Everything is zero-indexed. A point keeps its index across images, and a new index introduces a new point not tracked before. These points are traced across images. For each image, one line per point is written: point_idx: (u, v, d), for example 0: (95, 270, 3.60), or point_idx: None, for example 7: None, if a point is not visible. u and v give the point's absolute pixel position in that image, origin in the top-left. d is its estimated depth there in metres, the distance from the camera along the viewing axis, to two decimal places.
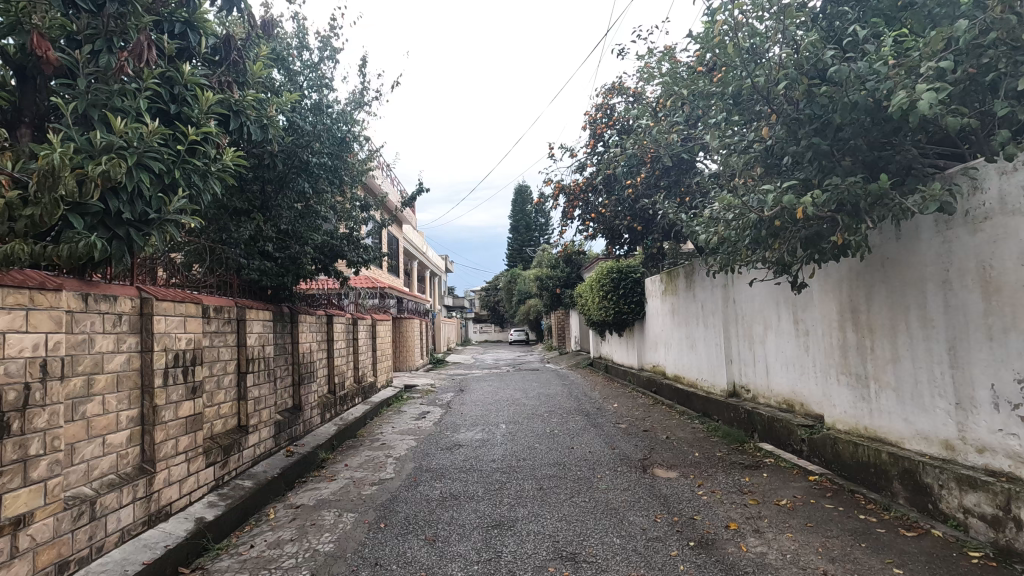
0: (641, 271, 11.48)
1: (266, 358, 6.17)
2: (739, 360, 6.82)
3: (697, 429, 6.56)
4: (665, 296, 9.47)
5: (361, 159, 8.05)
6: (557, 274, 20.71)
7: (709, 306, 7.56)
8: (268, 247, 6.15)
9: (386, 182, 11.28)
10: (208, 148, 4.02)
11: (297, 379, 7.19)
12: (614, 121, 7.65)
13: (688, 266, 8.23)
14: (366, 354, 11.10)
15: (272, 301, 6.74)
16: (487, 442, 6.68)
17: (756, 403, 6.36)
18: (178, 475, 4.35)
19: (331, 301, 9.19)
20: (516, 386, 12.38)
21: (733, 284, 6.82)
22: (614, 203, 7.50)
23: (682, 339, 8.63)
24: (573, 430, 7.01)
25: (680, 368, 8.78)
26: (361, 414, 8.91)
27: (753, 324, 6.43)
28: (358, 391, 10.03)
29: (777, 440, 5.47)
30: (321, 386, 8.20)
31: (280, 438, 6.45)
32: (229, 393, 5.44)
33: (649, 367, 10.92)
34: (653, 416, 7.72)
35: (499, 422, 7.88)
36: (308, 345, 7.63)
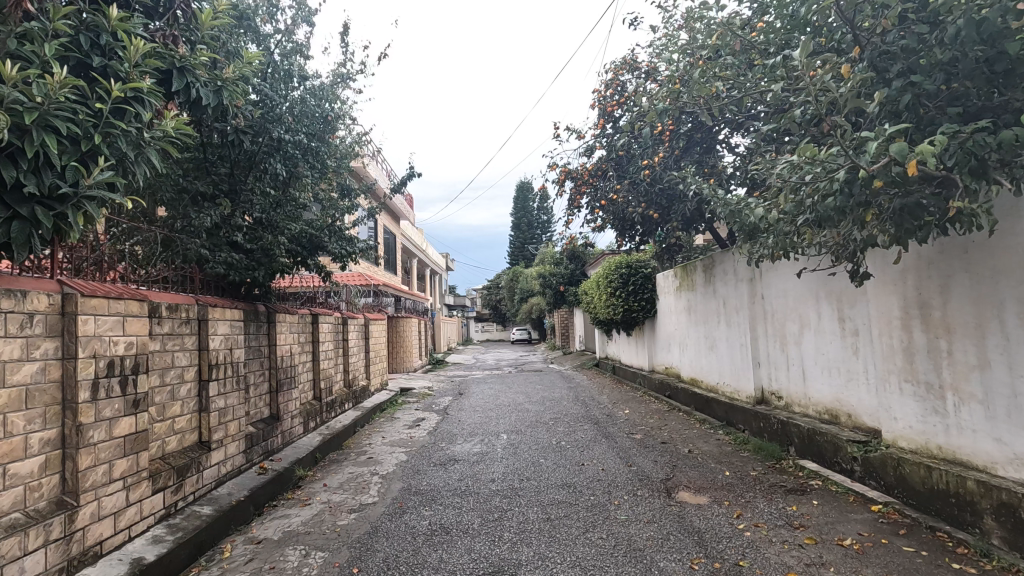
0: (652, 266, 10.72)
1: (235, 363, 5.44)
2: (768, 363, 6.06)
3: (723, 442, 5.80)
4: (680, 291, 8.71)
5: (347, 143, 7.33)
6: (560, 271, 19.96)
7: (732, 303, 6.80)
8: (236, 237, 5.43)
9: (377, 171, 10.56)
10: (140, 108, 3.28)
11: (275, 386, 6.47)
12: (625, 99, 6.91)
13: (707, 258, 7.47)
14: (358, 356, 10.37)
15: (245, 299, 6.01)
16: (485, 456, 5.94)
17: (790, 412, 5.61)
18: (114, 506, 3.63)
19: (316, 299, 8.47)
20: (518, 390, 11.63)
21: (762, 278, 6.05)
22: (627, 188, 6.75)
23: (700, 339, 7.87)
24: (581, 443, 6.26)
25: (697, 370, 8.02)
26: (349, 422, 8.17)
27: (787, 322, 5.67)
28: (348, 396, 9.30)
29: (821, 457, 4.72)
30: (304, 392, 7.47)
31: (253, 453, 5.72)
32: (187, 405, 4.71)
33: (661, 369, 10.17)
34: (669, 425, 6.97)
35: (500, 432, 7.14)
36: (288, 347, 6.90)
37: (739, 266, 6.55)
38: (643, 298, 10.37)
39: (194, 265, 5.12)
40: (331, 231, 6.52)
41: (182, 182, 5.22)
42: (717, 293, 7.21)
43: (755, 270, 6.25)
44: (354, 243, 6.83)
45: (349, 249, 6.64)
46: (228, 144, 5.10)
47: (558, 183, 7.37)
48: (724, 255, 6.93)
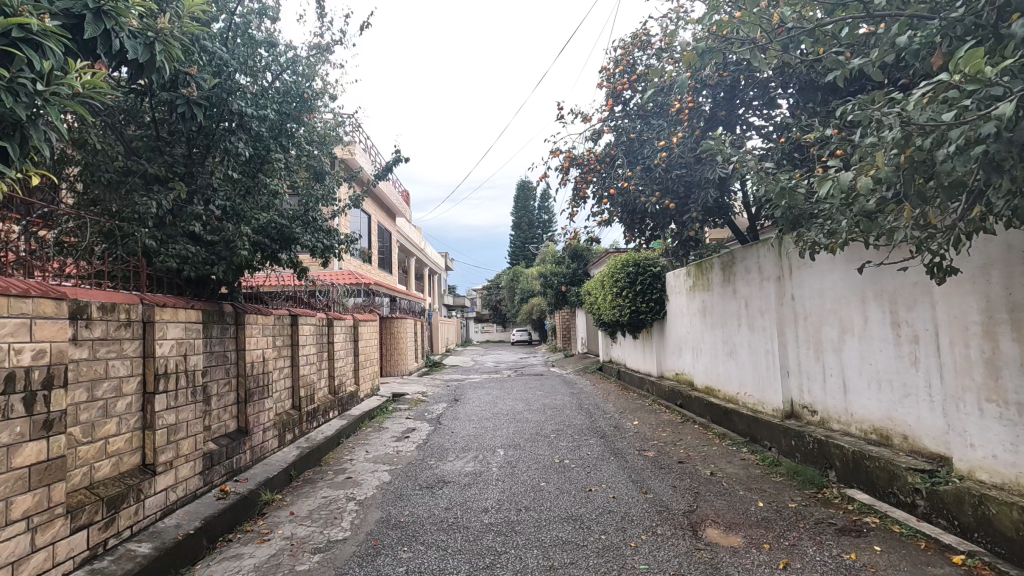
0: (662, 264, 10.01)
1: (190, 371, 4.73)
2: (800, 372, 5.36)
3: (749, 464, 5.08)
4: (694, 292, 7.98)
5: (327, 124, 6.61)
6: (562, 270, 19.25)
7: (755, 304, 6.10)
8: (193, 226, 4.72)
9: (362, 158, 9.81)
10: (33, 55, 2.56)
11: (243, 396, 5.75)
12: (636, 77, 6.20)
13: (726, 255, 6.75)
14: (345, 360, 9.65)
15: (205, 299, 5.30)
16: (479, 478, 5.22)
17: (826, 429, 4.91)
18: (11, 555, 2.91)
19: (296, 298, 7.77)
20: (517, 396, 10.90)
21: (795, 277, 5.35)
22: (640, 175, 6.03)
23: (716, 344, 7.15)
24: (588, 461, 5.55)
25: (713, 378, 7.31)
26: (332, 433, 7.45)
27: (824, 327, 4.96)
28: (332, 404, 8.58)
29: (873, 486, 4.01)
30: (280, 401, 6.75)
31: (214, 473, 5.01)
32: (125, 422, 4.00)
33: (671, 375, 9.45)
34: (685, 440, 6.26)
35: (496, 447, 6.42)
36: (260, 352, 6.19)
37: (765, 263, 5.84)
38: (651, 298, 9.67)
39: (140, 258, 4.42)
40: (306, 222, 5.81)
41: (129, 163, 4.52)
42: (738, 293, 6.49)
43: (785, 267, 5.54)
44: (333, 236, 6.12)
45: (327, 242, 5.94)
46: (180, 118, 4.39)
47: (562, 170, 6.66)
48: (746, 251, 6.22)
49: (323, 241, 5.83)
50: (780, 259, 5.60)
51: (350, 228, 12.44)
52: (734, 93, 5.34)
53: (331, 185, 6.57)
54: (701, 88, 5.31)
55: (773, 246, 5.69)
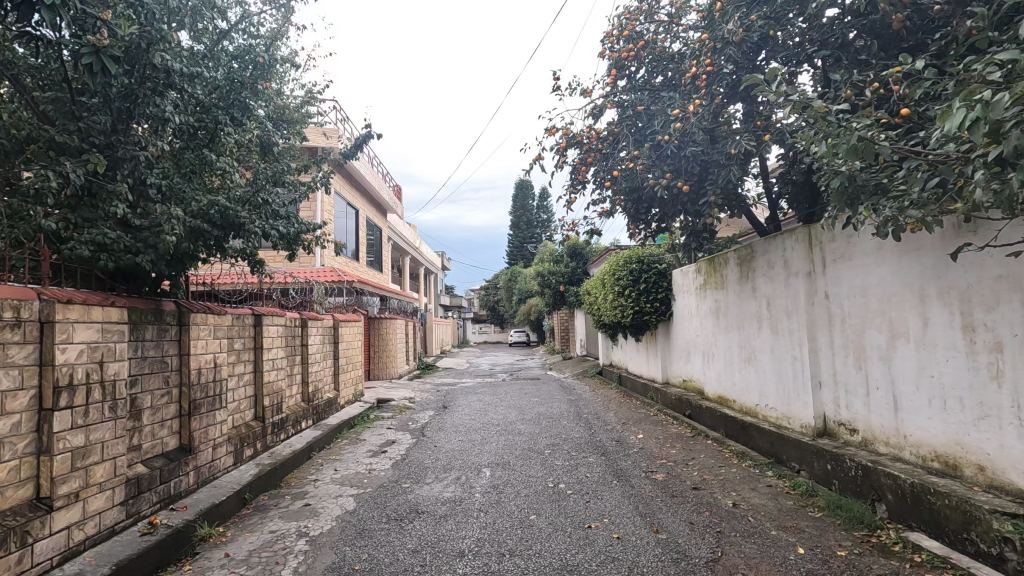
0: (668, 261, 9.21)
1: (109, 382, 3.93)
2: (835, 384, 4.58)
3: (779, 494, 4.28)
4: (705, 290, 7.19)
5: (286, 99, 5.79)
6: (560, 269, 18.51)
7: (779, 304, 5.31)
8: (115, 207, 3.93)
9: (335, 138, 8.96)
10: None
11: (186, 408, 4.94)
12: (643, 45, 5.39)
13: (743, 248, 5.97)
14: (322, 364, 8.85)
15: (138, 296, 4.50)
16: (458, 508, 4.42)
17: (871, 451, 4.13)
18: None
19: (262, 297, 6.98)
20: (510, 403, 10.10)
21: (831, 273, 4.57)
22: (648, 154, 5.24)
23: (731, 348, 6.37)
24: (587, 486, 4.75)
25: (727, 387, 6.52)
26: (299, 448, 6.65)
27: (869, 330, 4.18)
28: (304, 412, 7.77)
29: (943, 529, 3.23)
30: (237, 412, 5.95)
31: (141, 503, 4.20)
32: (8, 448, 3.19)
33: (677, 381, 8.65)
34: (698, 458, 5.48)
35: (482, 466, 5.61)
36: (211, 356, 5.40)
37: (792, 256, 5.06)
38: (656, 298, 8.89)
39: (42, 243, 3.61)
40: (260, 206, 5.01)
41: (30, 129, 3.73)
42: (757, 291, 5.71)
43: (818, 260, 4.76)
44: (293, 223, 5.31)
45: (285, 229, 5.12)
46: (88, 72, 3.59)
47: (558, 152, 5.87)
48: (768, 242, 5.44)
49: (280, 228, 5.02)
50: (811, 252, 4.82)
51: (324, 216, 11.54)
52: (757, 57, 4.55)
53: (294, 167, 5.77)
54: (721, 49, 4.50)
55: (803, 237, 4.91)
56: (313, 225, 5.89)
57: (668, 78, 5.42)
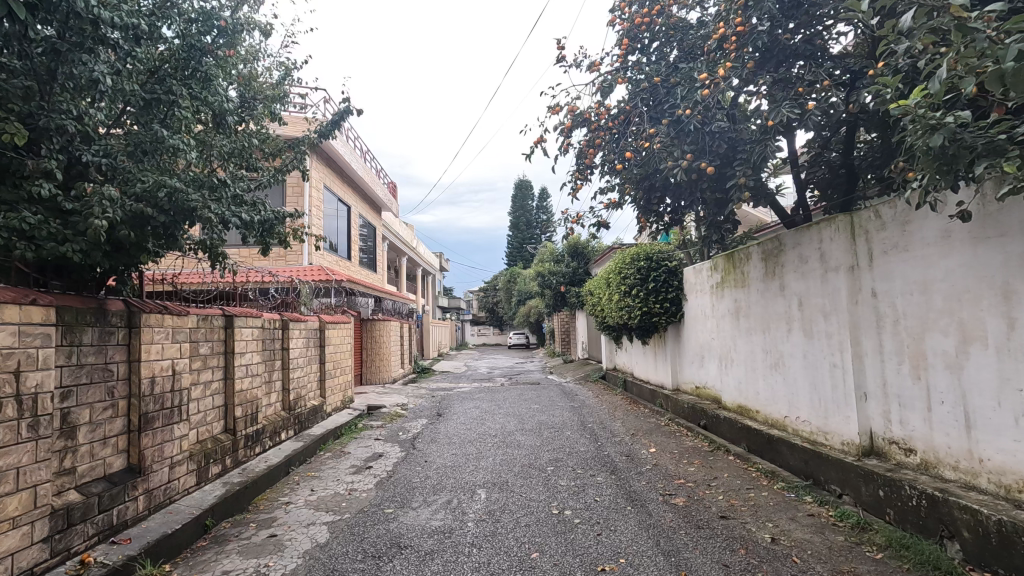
0: (679, 259, 8.55)
1: (27, 396, 3.27)
2: (886, 396, 3.94)
3: (825, 527, 3.64)
4: (722, 289, 6.56)
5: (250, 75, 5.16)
6: (561, 270, 17.87)
7: (813, 304, 4.68)
8: (38, 186, 3.31)
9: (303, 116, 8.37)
10: None
11: (136, 423, 4.30)
12: (657, 10, 4.75)
13: (769, 242, 5.33)
14: (305, 369, 8.19)
15: (75, 295, 3.87)
16: (447, 542, 3.76)
17: (934, 477, 3.50)
18: None
19: (235, 296, 6.33)
20: (509, 410, 9.43)
21: (882, 267, 3.93)
22: (665, 133, 4.63)
23: (754, 353, 5.72)
24: (597, 514, 4.11)
25: (749, 396, 5.88)
26: (274, 463, 5.99)
27: (931, 333, 3.54)
28: (283, 422, 7.11)
29: None
30: (201, 426, 5.30)
31: (72, 537, 3.55)
32: None
33: (689, 388, 8.01)
34: (722, 478, 4.84)
35: (476, 488, 4.96)
36: (169, 363, 4.75)
37: (830, 249, 4.43)
38: (666, 298, 8.25)
39: None
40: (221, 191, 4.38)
41: None
42: (786, 290, 5.08)
43: (863, 253, 4.13)
44: (260, 210, 4.66)
45: (250, 217, 4.48)
46: None
47: (562, 133, 5.23)
48: (800, 234, 4.81)
49: (244, 215, 4.38)
50: (855, 243, 4.19)
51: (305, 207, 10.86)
52: (793, 15, 3.91)
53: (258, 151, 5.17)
54: (752, 4, 3.85)
55: (844, 226, 4.27)
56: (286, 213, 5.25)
57: (686, 47, 4.79)
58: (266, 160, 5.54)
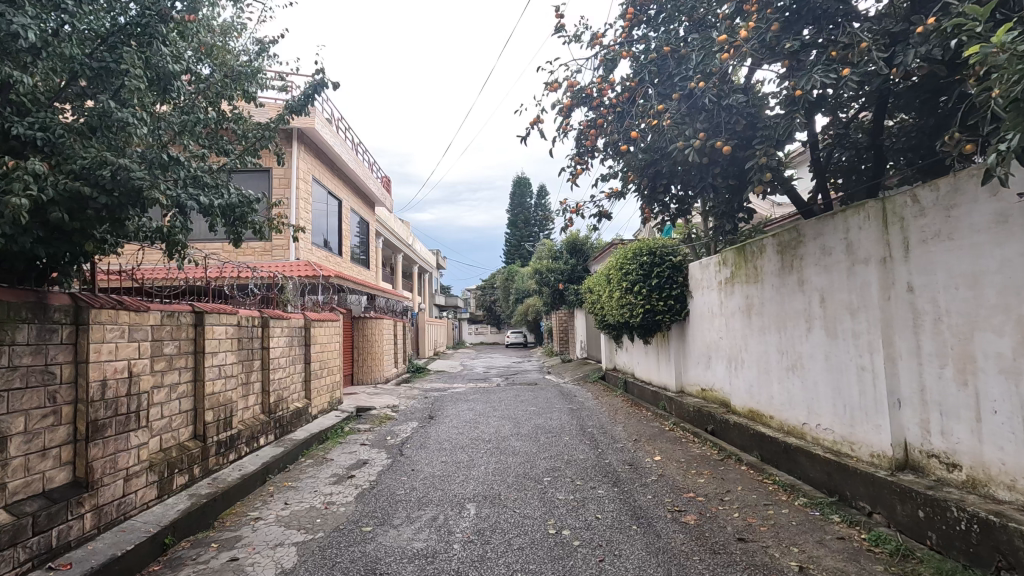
0: (684, 253, 8.12)
1: None
2: (923, 403, 3.50)
3: (860, 554, 3.20)
4: (732, 285, 6.11)
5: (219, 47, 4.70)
6: (559, 267, 17.42)
7: (836, 300, 4.24)
8: None
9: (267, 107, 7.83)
10: None
11: (83, 431, 3.83)
12: None
13: (786, 233, 4.89)
14: (289, 369, 7.73)
15: (8, 287, 3.41)
16: (430, 568, 3.31)
17: (985, 497, 3.06)
18: None
19: (207, 291, 5.86)
20: (505, 413, 8.97)
21: (920, 258, 3.49)
22: (678, 109, 4.19)
23: (769, 354, 5.28)
24: (599, 535, 3.66)
25: (762, 401, 5.43)
26: (248, 472, 5.52)
27: (981, 333, 3.10)
28: (262, 426, 6.65)
29: None
30: (164, 433, 4.83)
31: None
32: None
33: (695, 391, 7.56)
34: (737, 492, 4.39)
35: (466, 502, 4.50)
36: (126, 364, 4.30)
37: (858, 239, 3.99)
38: (670, 295, 7.80)
39: None
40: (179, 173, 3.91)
41: None
42: (805, 285, 4.64)
43: (897, 243, 3.69)
44: (223, 193, 4.18)
45: (212, 202, 4.02)
46: None
47: (562, 112, 4.78)
48: (823, 223, 4.36)
49: (205, 199, 3.92)
50: (887, 232, 3.74)
51: (292, 200, 10.40)
52: None
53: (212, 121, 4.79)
54: None
55: (876, 213, 3.83)
56: (257, 197, 4.84)
57: (697, 16, 4.36)
58: (237, 142, 5.07)
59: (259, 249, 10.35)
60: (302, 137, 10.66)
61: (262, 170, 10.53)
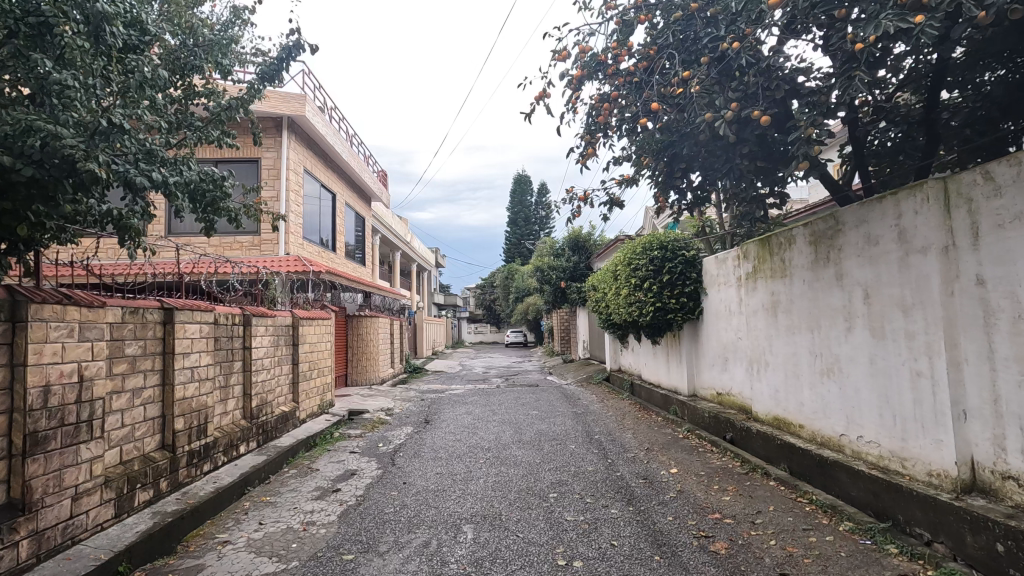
0: (697, 247, 7.59)
1: None
2: (1000, 418, 2.97)
3: None
4: (754, 281, 5.60)
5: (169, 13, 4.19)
6: (561, 264, 16.90)
7: (884, 296, 3.73)
8: None
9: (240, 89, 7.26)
10: None
11: (19, 446, 3.31)
12: None
13: (822, 221, 4.37)
14: (274, 370, 7.21)
15: None
16: None
17: None
18: None
19: (180, 286, 5.34)
20: (505, 417, 8.45)
21: (996, 246, 2.97)
22: (708, 75, 3.75)
23: (799, 356, 4.77)
24: (617, 568, 3.14)
25: (791, 408, 4.92)
26: (223, 486, 4.99)
27: None
28: (242, 433, 6.12)
29: None
30: (124, 444, 4.31)
31: None
32: None
33: (710, 395, 7.04)
34: (771, 513, 3.88)
35: (462, 523, 3.98)
36: (75, 367, 3.78)
37: (913, 226, 3.47)
38: (681, 292, 7.29)
39: None
40: (123, 143, 3.41)
41: None
42: (845, 279, 4.12)
43: (964, 229, 3.16)
44: (182, 170, 3.95)
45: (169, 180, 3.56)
46: None
47: (571, 85, 4.28)
48: (868, 209, 3.85)
49: (157, 173, 3.45)
50: (951, 217, 3.22)
51: (282, 192, 9.87)
52: None
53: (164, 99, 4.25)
54: None
55: (936, 195, 3.31)
56: (221, 176, 4.55)
57: None
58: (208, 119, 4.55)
59: (246, 243, 9.83)
60: (292, 126, 10.13)
61: (249, 161, 10.00)
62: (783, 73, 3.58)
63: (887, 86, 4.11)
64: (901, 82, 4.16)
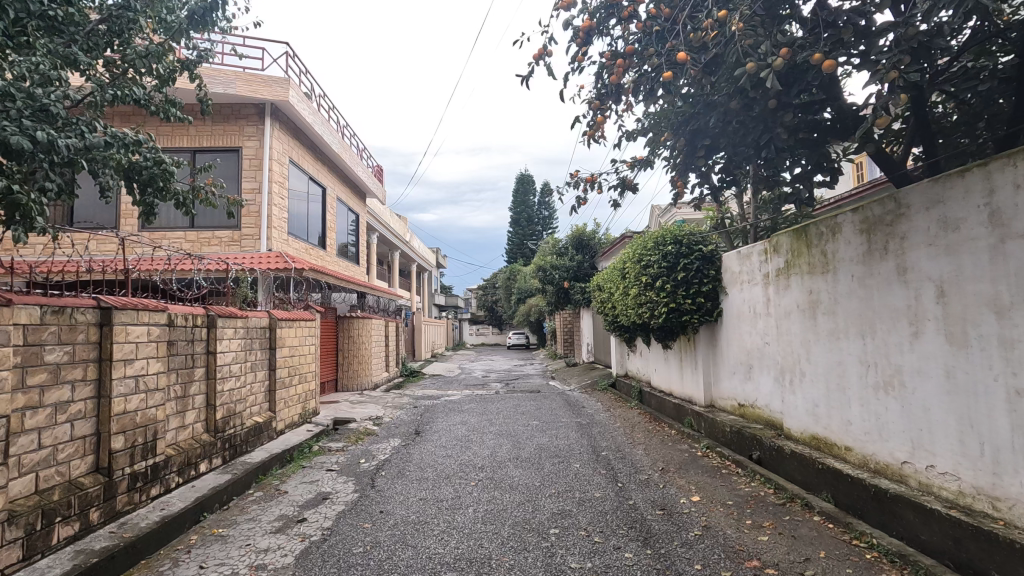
0: (715, 242, 6.85)
1: None
2: None
3: None
4: (787, 278, 4.87)
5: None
6: (564, 263, 16.19)
7: (967, 293, 2.99)
8: None
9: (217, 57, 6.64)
10: None
11: None
12: None
13: (879, 204, 3.64)
14: (246, 377, 6.51)
15: None
16: None
17: None
18: None
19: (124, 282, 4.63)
20: (502, 428, 7.72)
21: None
22: (742, 15, 3.09)
23: (847, 367, 4.03)
24: None
25: (834, 426, 4.18)
26: (171, 513, 4.27)
27: None
28: (202, 449, 5.40)
29: None
30: (39, 471, 3.59)
31: None
32: None
33: (730, 406, 6.29)
34: (823, 563, 3.14)
35: (443, 571, 3.26)
36: None
37: (1012, 205, 2.73)
38: (698, 291, 6.56)
39: None
40: None
41: None
42: (910, 274, 3.39)
43: None
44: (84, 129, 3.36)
45: (56, 138, 3.06)
46: None
47: (578, 38, 3.58)
48: (944, 186, 3.11)
49: (41, 132, 2.98)
50: None
51: (264, 184, 9.16)
52: None
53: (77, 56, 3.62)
54: None
55: None
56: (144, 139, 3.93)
57: None
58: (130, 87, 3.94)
59: (225, 239, 9.13)
60: (275, 113, 9.43)
61: (229, 150, 9.29)
62: (845, 11, 2.89)
63: (958, 40, 3.42)
64: (975, 37, 3.47)
